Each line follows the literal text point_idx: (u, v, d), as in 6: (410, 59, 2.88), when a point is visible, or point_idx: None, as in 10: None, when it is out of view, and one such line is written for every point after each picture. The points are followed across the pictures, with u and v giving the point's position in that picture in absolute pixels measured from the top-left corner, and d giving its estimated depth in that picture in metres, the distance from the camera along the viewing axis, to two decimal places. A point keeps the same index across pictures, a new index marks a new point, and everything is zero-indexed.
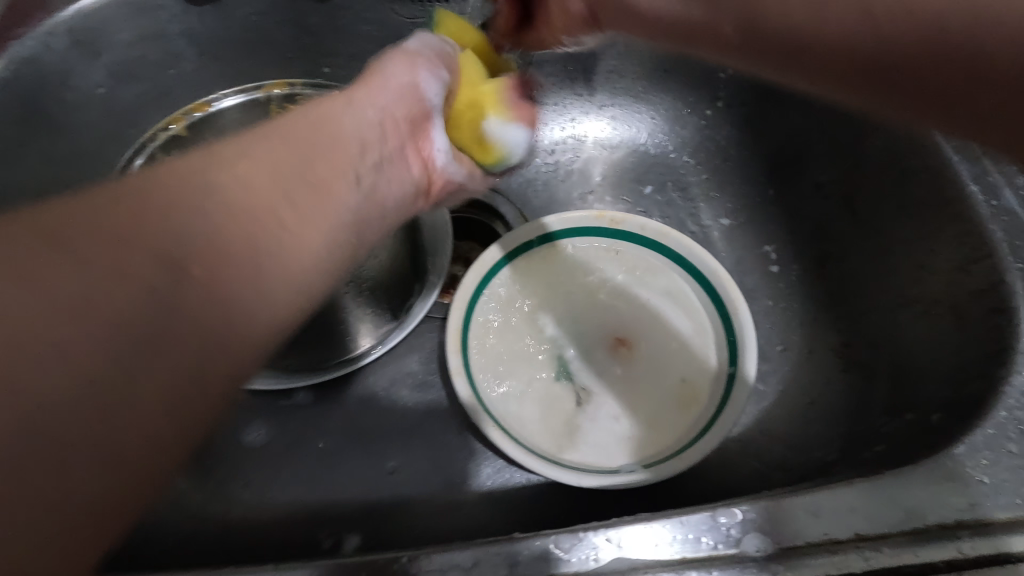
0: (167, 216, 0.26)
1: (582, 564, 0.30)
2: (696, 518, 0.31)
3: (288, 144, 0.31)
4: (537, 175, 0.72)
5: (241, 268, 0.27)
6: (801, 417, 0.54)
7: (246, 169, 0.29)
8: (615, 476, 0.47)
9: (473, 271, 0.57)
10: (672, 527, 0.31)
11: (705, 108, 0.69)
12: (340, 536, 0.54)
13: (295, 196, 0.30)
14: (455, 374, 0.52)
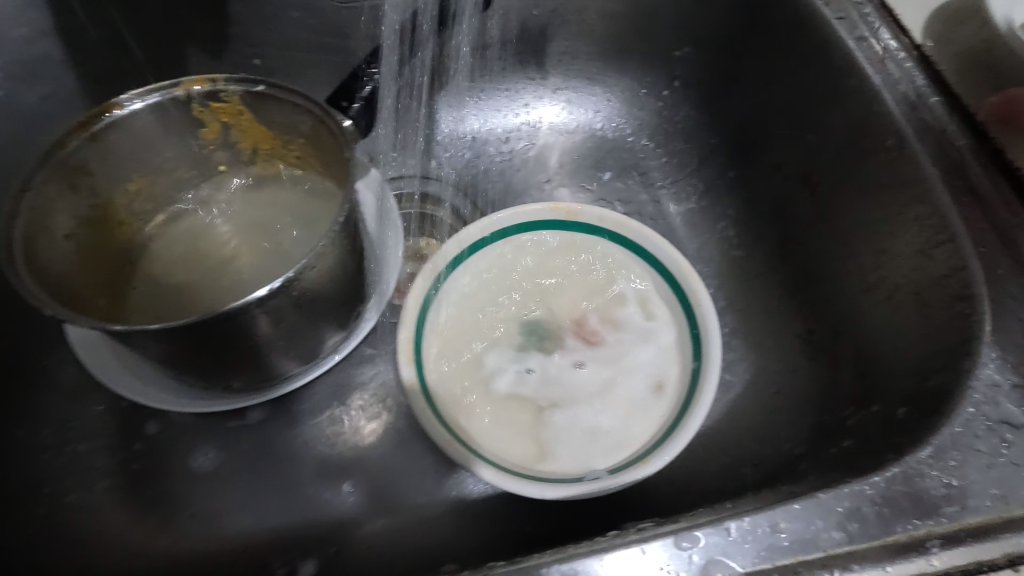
0: None
1: None
2: (657, 545, 0.29)
3: None
4: (492, 165, 0.69)
5: None
6: (768, 407, 0.53)
7: None
8: (581, 485, 0.45)
9: (423, 275, 0.53)
10: (632, 556, 0.28)
11: (662, 89, 0.66)
12: (294, 564, 0.51)
13: None
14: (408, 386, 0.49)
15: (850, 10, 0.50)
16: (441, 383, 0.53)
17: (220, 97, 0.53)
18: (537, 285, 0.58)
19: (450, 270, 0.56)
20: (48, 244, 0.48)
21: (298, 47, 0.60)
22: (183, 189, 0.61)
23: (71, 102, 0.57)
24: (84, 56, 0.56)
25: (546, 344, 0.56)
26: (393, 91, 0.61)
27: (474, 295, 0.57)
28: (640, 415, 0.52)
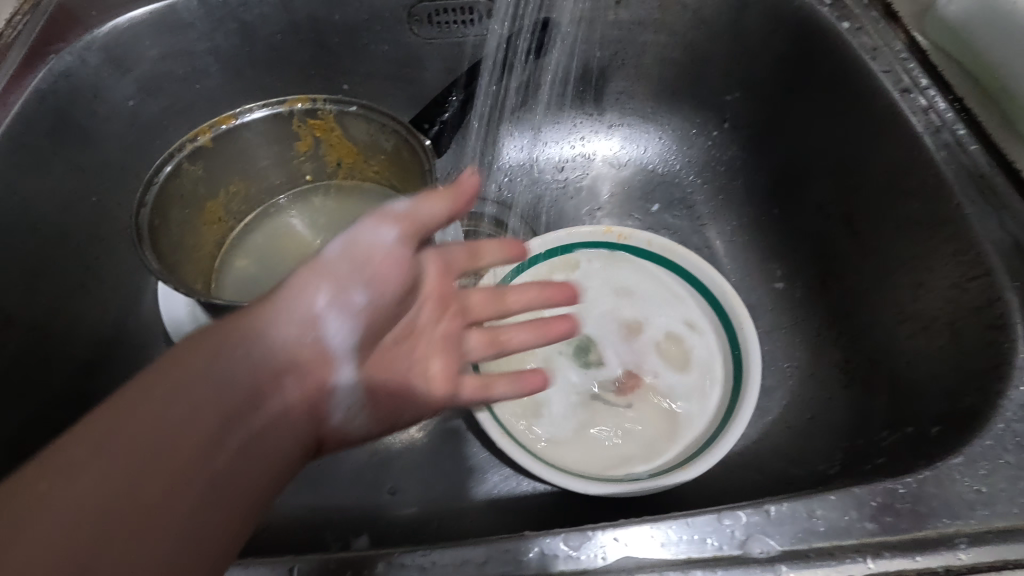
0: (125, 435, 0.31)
1: (591, 562, 0.31)
2: (701, 520, 0.32)
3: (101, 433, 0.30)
4: (547, 193, 0.75)
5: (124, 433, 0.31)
6: (802, 431, 0.56)
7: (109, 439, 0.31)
8: (623, 486, 0.48)
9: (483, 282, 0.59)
10: (678, 528, 0.32)
11: (712, 129, 0.72)
12: (348, 539, 0.53)
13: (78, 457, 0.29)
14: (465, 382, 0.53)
15: (896, 63, 0.54)
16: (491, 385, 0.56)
17: (317, 114, 0.60)
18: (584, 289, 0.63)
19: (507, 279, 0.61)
20: (165, 233, 0.55)
21: (383, 76, 0.68)
22: (274, 195, 0.68)
23: (184, 114, 0.64)
24: (202, 75, 0.63)
25: (590, 343, 0.61)
26: (482, 117, 0.69)
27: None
28: (705, 390, 0.56)
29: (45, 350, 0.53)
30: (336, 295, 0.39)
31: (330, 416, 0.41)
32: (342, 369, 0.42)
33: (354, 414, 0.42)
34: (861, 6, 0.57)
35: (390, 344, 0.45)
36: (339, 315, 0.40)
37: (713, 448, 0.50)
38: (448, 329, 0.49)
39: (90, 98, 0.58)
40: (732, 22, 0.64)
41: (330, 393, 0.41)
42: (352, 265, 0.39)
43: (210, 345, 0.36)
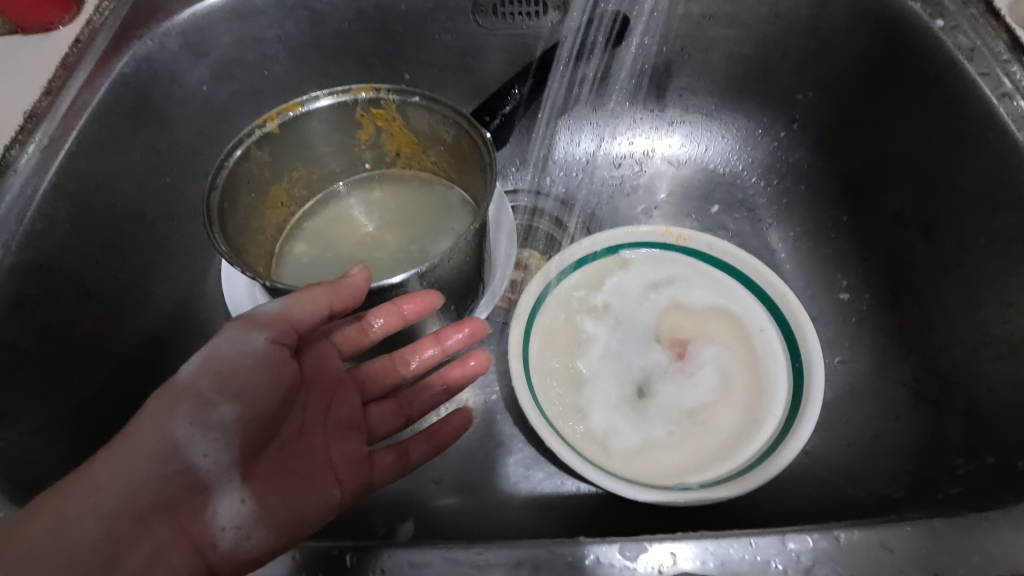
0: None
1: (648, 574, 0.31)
2: (765, 541, 0.31)
3: None
4: (602, 188, 0.74)
5: None
6: (865, 451, 0.53)
7: None
8: (671, 494, 0.47)
9: (538, 278, 0.58)
10: (739, 547, 0.31)
11: (780, 129, 0.70)
12: (394, 524, 0.54)
13: None
14: (515, 378, 0.53)
15: (994, 65, 0.50)
16: (539, 381, 0.56)
17: (380, 103, 0.60)
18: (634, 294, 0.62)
19: (561, 276, 0.60)
20: (232, 216, 0.57)
21: (446, 67, 0.68)
22: (333, 182, 0.69)
23: (253, 99, 0.66)
24: (271, 62, 0.64)
25: (641, 347, 0.59)
26: (552, 104, 0.70)
27: (578, 303, 0.61)
28: (733, 361, 0.57)
29: (120, 324, 0.56)
30: (198, 414, 0.39)
31: (215, 541, 0.37)
32: (222, 488, 0.39)
33: (248, 533, 0.38)
34: (957, 2, 0.53)
35: (282, 444, 0.42)
36: (206, 435, 0.38)
37: (767, 463, 0.48)
38: (352, 405, 0.49)
39: (168, 82, 0.60)
40: (810, 17, 0.61)
41: (206, 519, 0.37)
42: (214, 380, 0.40)
43: (54, 511, 0.33)
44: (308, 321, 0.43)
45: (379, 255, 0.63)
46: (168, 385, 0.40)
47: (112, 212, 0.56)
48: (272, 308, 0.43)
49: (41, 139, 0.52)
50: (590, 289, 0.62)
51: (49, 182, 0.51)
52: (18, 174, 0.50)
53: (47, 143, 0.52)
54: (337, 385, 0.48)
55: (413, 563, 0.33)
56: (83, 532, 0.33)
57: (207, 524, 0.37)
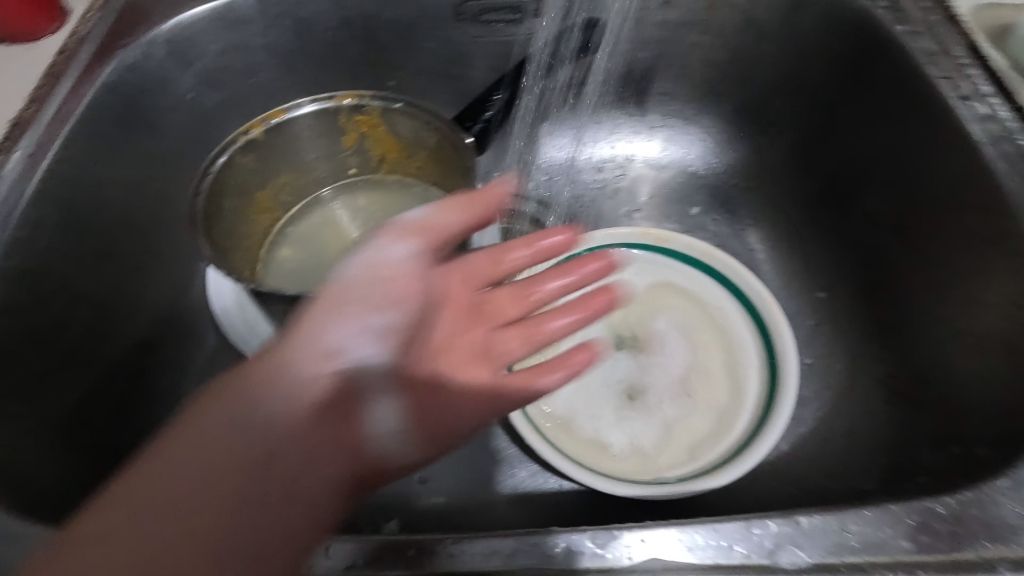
0: (175, 464, 0.32)
1: (616, 561, 0.32)
2: (730, 526, 0.32)
3: (205, 485, 0.32)
4: (585, 192, 0.76)
5: (213, 533, 0.31)
6: (840, 446, 0.55)
7: (160, 519, 0.30)
8: (649, 488, 0.48)
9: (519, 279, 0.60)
10: (706, 533, 0.32)
11: (757, 133, 0.72)
12: (378, 523, 0.55)
13: (181, 520, 0.31)
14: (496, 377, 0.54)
15: (954, 70, 0.52)
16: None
17: (364, 110, 0.62)
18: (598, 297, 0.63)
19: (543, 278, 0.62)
20: (218, 221, 0.58)
21: (430, 74, 0.69)
22: (319, 187, 0.70)
23: (239, 106, 0.67)
24: (257, 70, 0.65)
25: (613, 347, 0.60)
26: (527, 114, 0.70)
27: None
28: (708, 356, 0.58)
29: (106, 328, 0.57)
30: (338, 316, 0.40)
31: (376, 437, 0.40)
32: (374, 397, 0.41)
33: (399, 440, 0.40)
34: (919, 11, 0.56)
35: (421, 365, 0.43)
36: (368, 336, 0.40)
37: (742, 457, 0.50)
38: (441, 327, 0.45)
39: (154, 90, 0.61)
40: (784, 24, 0.63)
41: (362, 419, 0.40)
42: (343, 289, 0.40)
43: (241, 402, 0.35)
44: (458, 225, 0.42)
45: None
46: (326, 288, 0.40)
47: (98, 217, 0.57)
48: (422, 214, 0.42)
49: (26, 146, 0.53)
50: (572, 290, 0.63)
51: (34, 189, 0.52)
52: (4, 180, 0.51)
53: (33, 150, 0.53)
54: (490, 303, 0.47)
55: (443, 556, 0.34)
56: (230, 429, 0.34)
57: (361, 429, 0.39)
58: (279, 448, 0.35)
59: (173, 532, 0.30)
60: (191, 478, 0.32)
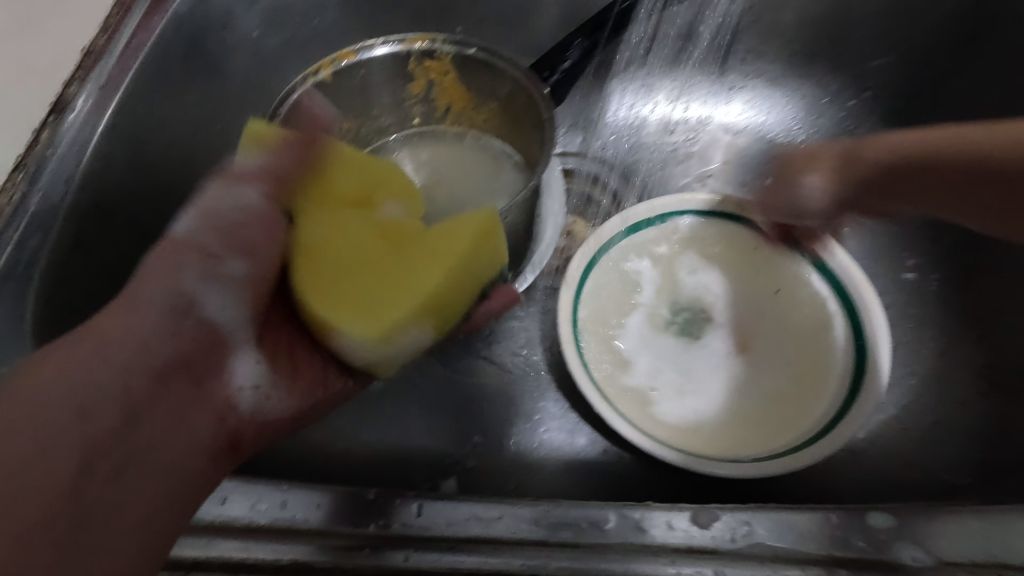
0: (79, 414, 0.34)
1: (726, 540, 0.34)
2: (842, 518, 0.34)
3: (64, 420, 0.33)
4: (654, 155, 0.71)
5: (108, 472, 0.33)
6: (928, 435, 0.52)
7: (41, 448, 0.32)
8: (725, 466, 0.46)
9: (589, 242, 0.57)
10: (816, 522, 0.34)
11: (848, 98, 0.67)
12: (437, 481, 0.53)
13: (82, 470, 0.33)
14: (565, 343, 0.52)
15: None
16: (585, 348, 0.55)
17: (435, 55, 0.59)
18: (673, 284, 0.59)
19: (608, 244, 0.58)
20: None
21: (501, 20, 0.66)
22: (383, 135, 0.67)
23: (302, 48, 0.64)
24: (322, 10, 0.63)
25: (694, 328, 0.57)
26: (626, 58, 0.70)
27: (630, 270, 0.59)
28: (792, 338, 0.55)
29: None
30: (206, 268, 0.41)
31: (234, 398, 0.41)
32: (236, 349, 0.42)
33: (264, 397, 0.43)
34: None
35: (259, 319, 0.43)
36: (220, 288, 0.41)
37: (823, 441, 0.47)
38: (194, 278, 0.41)
39: (220, 25, 0.58)
40: None
41: (223, 380, 0.41)
42: (217, 234, 0.42)
43: (62, 358, 0.35)
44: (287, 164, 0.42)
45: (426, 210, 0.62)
46: (167, 240, 0.41)
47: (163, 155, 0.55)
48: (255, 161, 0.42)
49: (99, 76, 0.51)
50: (637, 260, 0.59)
51: (106, 123, 0.50)
52: (78, 111, 0.50)
53: (105, 81, 0.51)
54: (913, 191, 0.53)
55: (407, 523, 0.36)
56: (98, 367, 0.36)
57: (222, 388, 0.41)
58: (112, 390, 0.36)
59: (32, 479, 0.31)
60: (58, 428, 0.33)
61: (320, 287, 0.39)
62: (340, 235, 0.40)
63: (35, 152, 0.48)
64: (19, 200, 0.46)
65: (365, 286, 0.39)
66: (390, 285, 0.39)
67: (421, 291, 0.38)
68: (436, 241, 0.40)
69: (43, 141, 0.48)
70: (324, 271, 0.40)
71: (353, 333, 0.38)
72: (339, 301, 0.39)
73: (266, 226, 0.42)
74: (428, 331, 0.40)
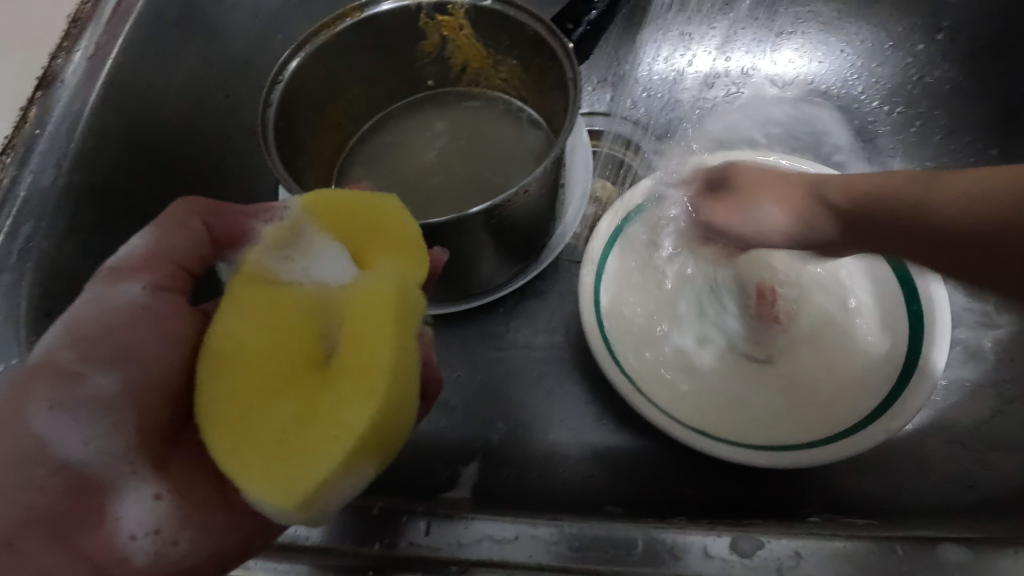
0: None
1: (768, 562, 0.34)
2: (889, 548, 0.34)
3: None
4: (691, 113, 0.64)
5: None
6: (996, 428, 0.47)
7: None
8: (756, 453, 0.42)
9: (609, 215, 0.51)
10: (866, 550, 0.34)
11: (918, 40, 0.59)
12: (456, 470, 0.51)
13: None
14: (589, 331, 0.47)
15: None
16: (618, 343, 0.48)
17: (447, 10, 0.53)
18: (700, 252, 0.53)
19: (626, 218, 0.52)
20: (288, 135, 0.52)
21: None
22: (390, 100, 0.62)
23: (307, 6, 0.59)
24: None
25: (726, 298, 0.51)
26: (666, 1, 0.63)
27: (654, 238, 0.53)
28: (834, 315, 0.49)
29: None
30: (64, 391, 0.32)
31: (128, 553, 0.32)
32: (120, 491, 0.32)
33: (167, 544, 0.33)
34: None
35: (156, 444, 0.33)
36: (79, 421, 0.32)
37: (867, 421, 0.43)
38: (46, 403, 0.32)
39: None
40: None
41: (106, 530, 0.32)
42: (81, 348, 0.33)
43: None
44: (188, 255, 0.36)
45: (439, 180, 0.57)
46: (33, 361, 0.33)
47: (162, 128, 0.52)
48: (136, 247, 0.36)
49: (86, 47, 0.48)
50: (660, 241, 0.53)
51: (96, 96, 0.48)
52: (66, 84, 0.47)
53: (95, 50, 0.48)
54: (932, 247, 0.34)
55: (414, 543, 0.37)
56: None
57: (112, 536, 0.32)
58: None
59: None
60: None
61: (215, 424, 0.30)
62: (263, 333, 0.31)
63: (24, 131, 0.46)
64: (11, 181, 0.45)
65: (277, 420, 0.29)
66: (300, 429, 0.29)
67: (337, 438, 0.28)
68: (357, 349, 0.30)
69: (31, 121, 0.46)
70: (230, 376, 0.31)
71: (255, 494, 0.29)
72: (235, 445, 0.30)
73: (151, 322, 0.34)
74: (363, 477, 0.30)
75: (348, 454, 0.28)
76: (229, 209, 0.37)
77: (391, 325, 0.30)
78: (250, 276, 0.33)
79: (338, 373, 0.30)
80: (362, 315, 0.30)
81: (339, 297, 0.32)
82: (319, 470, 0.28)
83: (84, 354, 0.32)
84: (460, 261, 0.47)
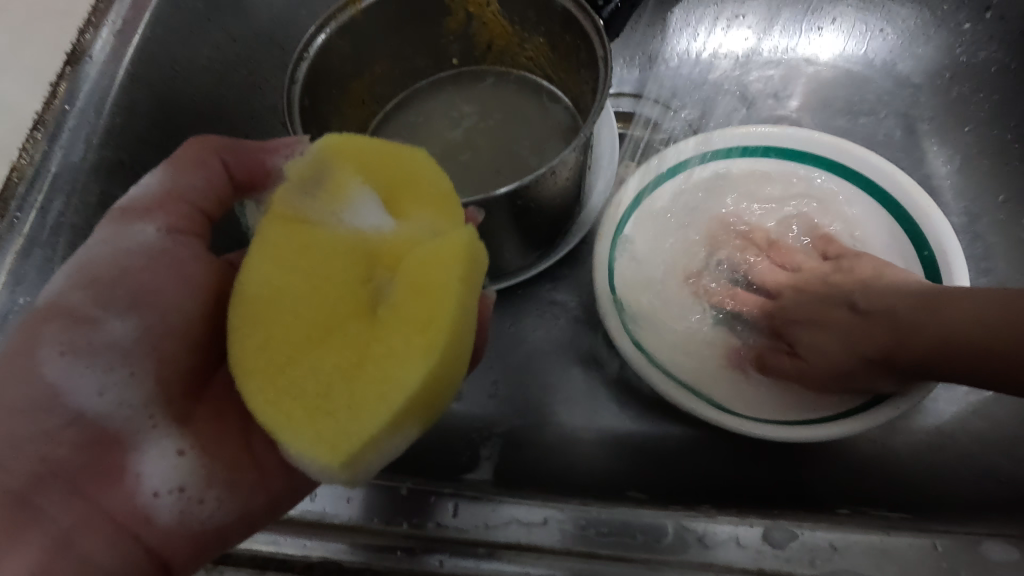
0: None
1: (803, 553, 0.35)
2: (921, 543, 0.35)
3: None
4: (723, 93, 0.62)
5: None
6: None
7: None
8: (786, 429, 0.42)
9: (629, 184, 0.50)
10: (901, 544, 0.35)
11: (964, 20, 0.57)
12: (477, 453, 0.51)
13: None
14: (601, 297, 0.46)
15: None
16: (639, 326, 0.47)
17: None
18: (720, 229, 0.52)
19: (644, 192, 0.50)
20: (314, 111, 0.51)
21: None
22: (414, 78, 0.61)
23: None
24: None
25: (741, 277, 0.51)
26: None
27: (676, 215, 0.52)
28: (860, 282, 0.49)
29: None
30: (78, 336, 0.34)
31: (155, 505, 0.33)
32: (140, 446, 0.34)
33: (191, 502, 0.34)
34: None
35: (176, 400, 0.35)
36: (89, 371, 0.34)
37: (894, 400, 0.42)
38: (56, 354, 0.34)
39: None
40: None
41: (125, 489, 0.33)
42: (96, 290, 0.35)
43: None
44: (205, 197, 0.38)
45: (463, 160, 0.56)
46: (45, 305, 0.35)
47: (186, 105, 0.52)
48: (149, 189, 0.37)
49: (115, 21, 0.48)
50: (682, 219, 0.52)
51: (124, 72, 0.48)
52: (95, 61, 0.48)
53: (122, 26, 0.48)
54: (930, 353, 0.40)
55: (442, 523, 0.38)
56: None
57: (130, 492, 0.33)
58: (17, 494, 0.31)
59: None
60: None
61: (256, 377, 0.30)
62: (304, 287, 0.31)
63: (54, 106, 0.47)
64: (42, 157, 0.46)
65: (322, 375, 0.29)
66: (345, 384, 0.29)
67: (386, 395, 0.28)
68: (408, 305, 0.29)
69: (61, 96, 0.47)
70: (272, 329, 0.31)
71: (300, 448, 0.29)
72: (278, 398, 0.30)
73: (165, 271, 0.35)
74: (408, 436, 0.30)
75: (395, 412, 0.28)
76: (245, 148, 0.37)
77: (442, 281, 0.29)
78: (289, 226, 0.32)
79: (385, 330, 0.29)
80: (411, 272, 0.30)
81: (386, 250, 0.31)
82: (365, 429, 0.28)
83: (100, 295, 0.34)
84: (481, 240, 0.46)
